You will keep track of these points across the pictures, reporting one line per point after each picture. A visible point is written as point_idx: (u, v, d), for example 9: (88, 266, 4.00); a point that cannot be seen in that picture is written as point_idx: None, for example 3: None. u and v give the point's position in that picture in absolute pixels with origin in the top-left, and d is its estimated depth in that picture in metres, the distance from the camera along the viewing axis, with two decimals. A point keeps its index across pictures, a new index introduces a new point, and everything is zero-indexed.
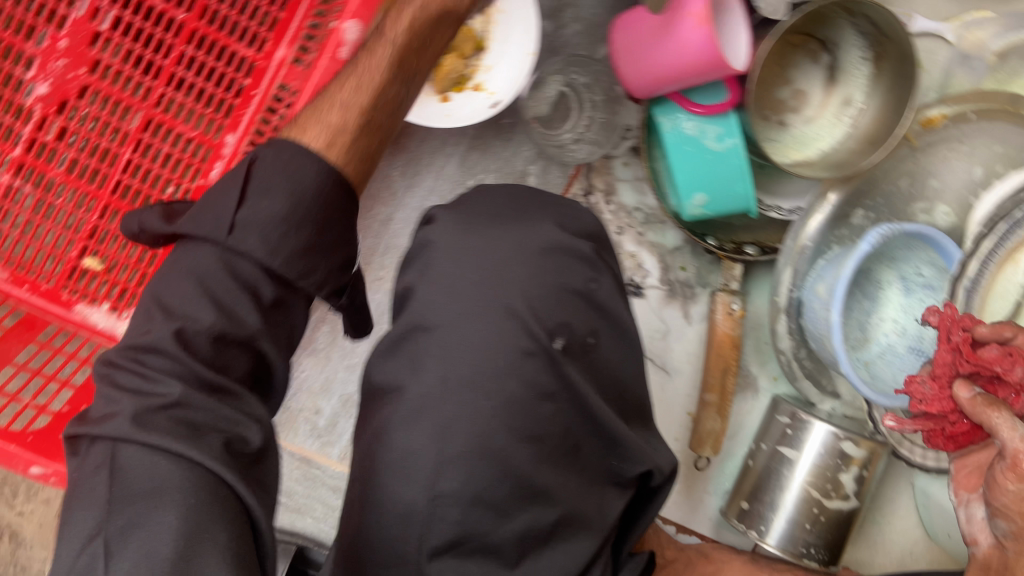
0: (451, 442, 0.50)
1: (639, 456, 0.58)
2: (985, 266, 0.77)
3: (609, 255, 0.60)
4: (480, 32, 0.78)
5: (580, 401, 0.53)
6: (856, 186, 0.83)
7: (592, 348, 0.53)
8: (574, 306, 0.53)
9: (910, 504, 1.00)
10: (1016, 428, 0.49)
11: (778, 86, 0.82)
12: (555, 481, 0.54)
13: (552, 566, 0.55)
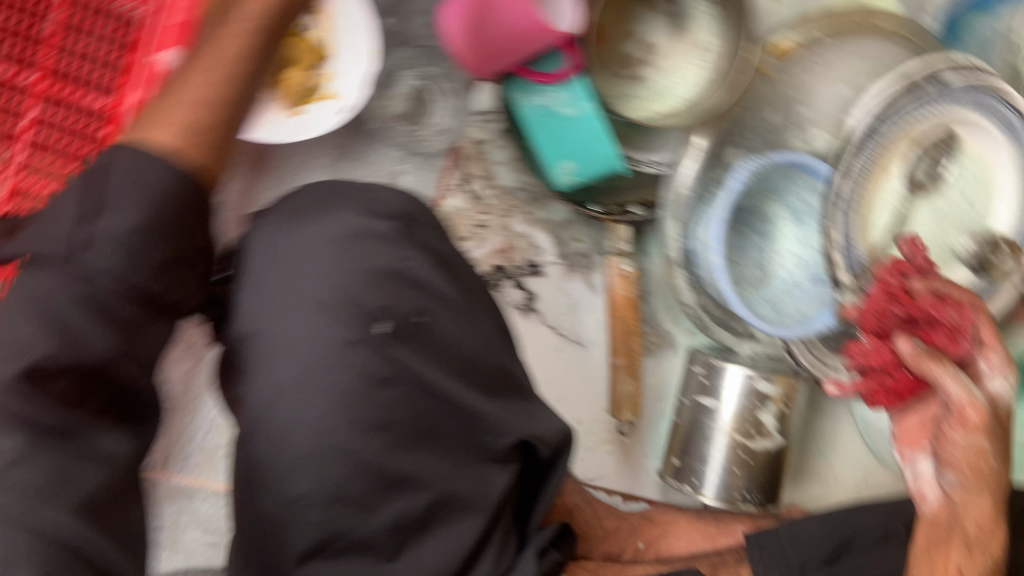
0: (294, 445, 0.50)
1: (506, 427, 0.57)
2: (856, 184, 0.75)
3: (427, 227, 0.59)
4: (322, 43, 0.79)
5: (420, 382, 0.53)
6: (724, 128, 0.83)
7: (422, 326, 0.54)
8: (394, 288, 0.54)
9: (854, 432, 0.99)
10: (958, 378, 0.53)
11: (625, 42, 0.82)
12: (417, 468, 0.53)
13: (436, 553, 0.54)
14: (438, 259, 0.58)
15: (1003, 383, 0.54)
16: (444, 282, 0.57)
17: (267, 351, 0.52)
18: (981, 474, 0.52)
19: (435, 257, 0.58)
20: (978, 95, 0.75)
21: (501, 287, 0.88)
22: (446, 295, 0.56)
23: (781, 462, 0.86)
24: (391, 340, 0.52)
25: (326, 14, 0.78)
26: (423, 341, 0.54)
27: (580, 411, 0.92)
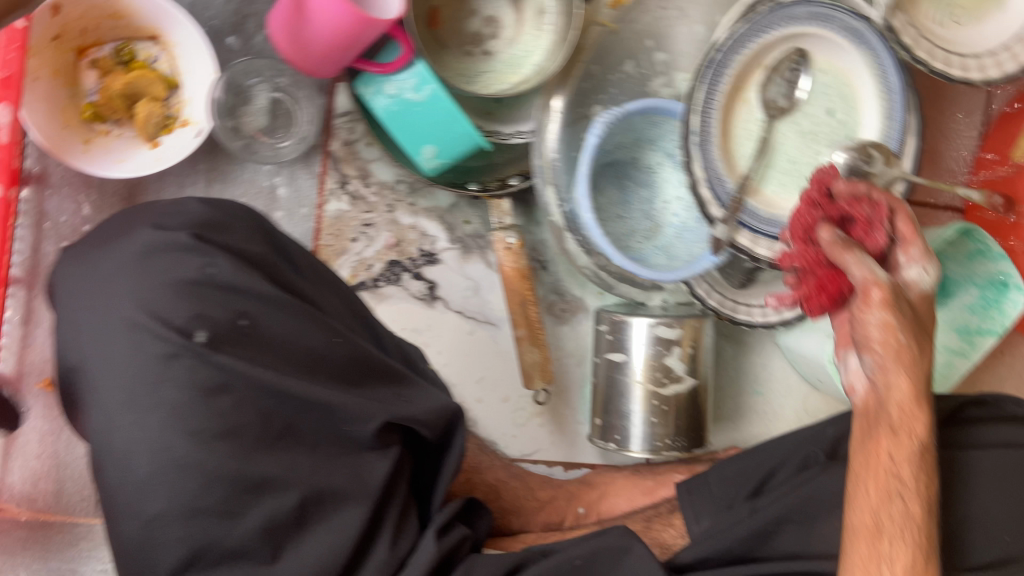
0: (136, 468, 0.51)
1: (364, 414, 0.58)
2: (709, 116, 0.77)
3: (235, 226, 0.59)
4: (168, 71, 0.80)
5: (255, 382, 0.53)
6: (583, 86, 0.83)
7: (246, 327, 0.55)
8: (208, 295, 0.54)
9: (784, 364, 0.98)
10: (865, 265, 0.58)
11: (466, 20, 0.82)
12: (276, 469, 0.54)
13: (317, 543, 0.55)
14: (251, 261, 0.58)
15: (921, 272, 0.62)
16: (265, 282, 0.57)
17: (97, 381, 0.52)
18: (909, 363, 0.60)
19: (248, 259, 0.57)
20: (814, 9, 0.77)
21: (400, 280, 0.89)
22: (269, 294, 0.56)
23: (699, 404, 0.86)
24: (210, 347, 0.52)
25: (166, 42, 0.79)
26: (250, 344, 0.55)
27: (504, 388, 0.93)
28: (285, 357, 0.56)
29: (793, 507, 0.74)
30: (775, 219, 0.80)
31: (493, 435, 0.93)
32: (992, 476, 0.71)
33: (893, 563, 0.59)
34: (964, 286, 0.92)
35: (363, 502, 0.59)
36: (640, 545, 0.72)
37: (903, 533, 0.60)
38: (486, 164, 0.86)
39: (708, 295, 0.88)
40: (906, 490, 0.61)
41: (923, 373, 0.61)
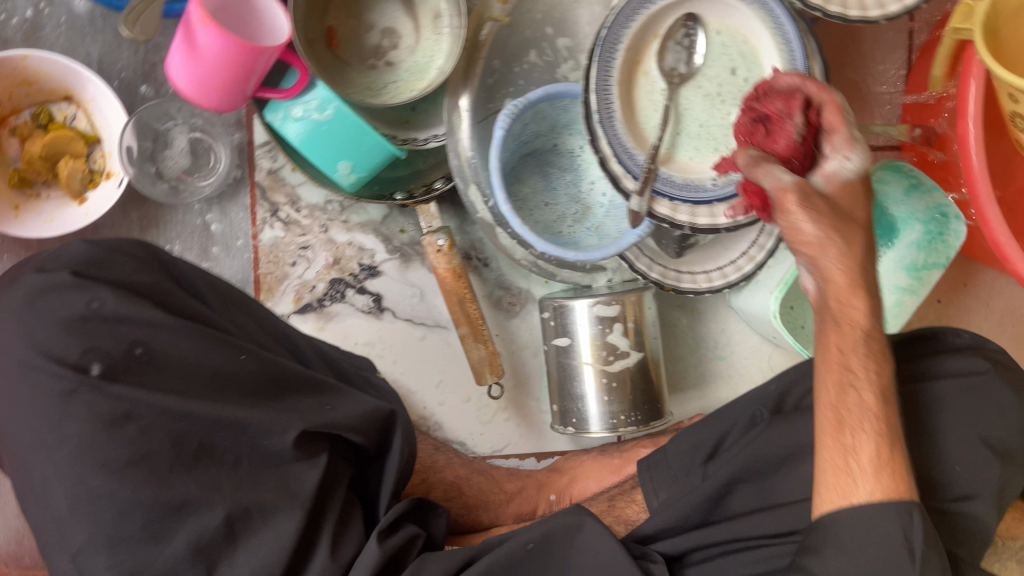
0: (57, 504, 0.54)
1: (279, 425, 0.60)
2: (608, 92, 0.77)
3: (118, 260, 0.60)
4: (87, 128, 0.83)
5: (159, 407, 0.56)
6: (488, 82, 0.84)
7: (143, 356, 0.57)
8: (100, 330, 0.56)
9: (742, 326, 0.98)
10: (775, 173, 0.57)
11: (365, 35, 0.84)
12: (194, 489, 0.56)
13: (253, 554, 0.58)
14: (144, 291, 0.59)
15: (842, 162, 0.62)
16: (155, 309, 0.58)
17: (12, 427, 0.56)
18: (838, 255, 0.58)
19: (137, 289, 0.59)
20: None
21: (345, 296, 0.91)
22: (160, 320, 0.58)
23: (649, 373, 0.87)
24: (105, 378, 0.55)
25: (81, 100, 0.82)
26: (148, 371, 0.57)
27: (465, 388, 0.94)
28: (189, 379, 0.58)
29: (748, 463, 0.73)
30: (691, 184, 0.80)
31: (460, 436, 0.94)
32: (949, 398, 0.68)
33: (859, 456, 0.58)
34: (908, 223, 0.90)
35: (296, 511, 0.61)
36: (594, 521, 0.73)
37: (865, 425, 0.59)
38: (412, 172, 0.89)
39: (650, 268, 0.88)
40: (858, 380, 0.60)
41: (855, 258, 0.59)
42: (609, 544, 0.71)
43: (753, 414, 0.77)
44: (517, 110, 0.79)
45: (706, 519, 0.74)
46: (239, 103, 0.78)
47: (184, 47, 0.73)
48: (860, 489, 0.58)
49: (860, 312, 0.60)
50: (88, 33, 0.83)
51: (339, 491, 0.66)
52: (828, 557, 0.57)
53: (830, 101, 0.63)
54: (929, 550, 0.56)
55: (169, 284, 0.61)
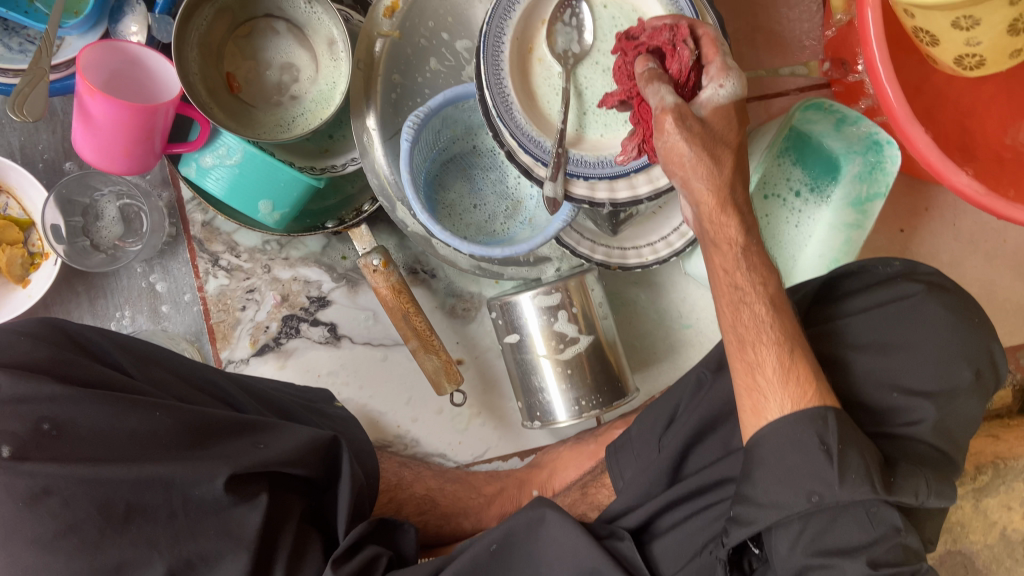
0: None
1: (205, 473, 0.64)
2: (502, 86, 0.77)
3: (14, 341, 0.63)
4: (20, 214, 0.85)
5: (75, 477, 0.59)
6: (392, 97, 0.85)
7: (51, 430, 0.60)
8: (4, 413, 0.59)
9: (704, 289, 0.97)
10: (659, 93, 0.63)
11: (265, 75, 0.86)
12: (130, 551, 0.60)
13: None
14: (43, 365, 0.62)
15: (716, 90, 0.63)
16: (55, 383, 0.61)
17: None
18: (708, 175, 0.64)
19: (36, 367, 0.62)
20: None
21: (300, 330, 0.92)
22: (60, 393, 0.61)
23: (602, 356, 0.85)
24: (15, 458, 0.58)
25: (4, 187, 0.85)
26: (58, 443, 0.60)
27: (435, 399, 0.95)
28: (102, 445, 0.61)
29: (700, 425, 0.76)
30: (605, 160, 0.79)
31: (439, 449, 0.94)
32: (881, 327, 0.74)
33: (763, 369, 0.66)
34: (848, 156, 0.89)
35: (241, 550, 0.65)
36: (555, 509, 0.75)
37: (762, 338, 0.67)
38: (341, 199, 0.90)
39: (592, 250, 0.88)
40: (747, 297, 0.68)
41: (724, 180, 0.65)
42: (569, 531, 0.74)
43: (697, 376, 0.79)
44: (420, 117, 0.78)
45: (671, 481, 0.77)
46: (151, 161, 0.79)
47: (83, 120, 0.75)
48: (772, 405, 0.65)
49: (734, 228, 0.67)
50: (7, 123, 0.86)
51: (295, 515, 0.71)
52: (758, 477, 0.63)
53: (705, 35, 0.65)
54: (848, 448, 0.62)
55: (67, 355, 0.64)
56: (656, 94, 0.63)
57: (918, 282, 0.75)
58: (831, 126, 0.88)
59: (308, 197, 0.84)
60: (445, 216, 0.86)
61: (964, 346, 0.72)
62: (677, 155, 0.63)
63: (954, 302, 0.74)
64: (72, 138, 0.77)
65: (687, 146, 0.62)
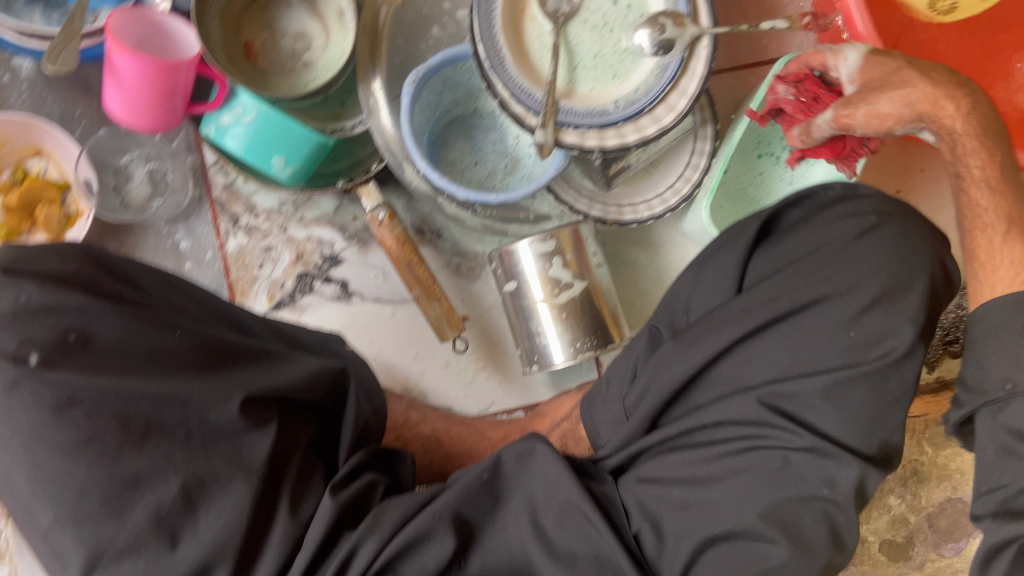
0: (21, 489, 0.58)
1: (220, 396, 0.64)
2: (493, 42, 0.82)
3: (46, 258, 0.67)
4: (58, 177, 0.93)
5: (99, 390, 0.60)
6: (396, 61, 0.90)
7: (78, 340, 0.62)
8: (35, 320, 0.61)
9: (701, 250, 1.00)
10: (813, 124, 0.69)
11: (279, 44, 0.93)
12: (146, 464, 0.59)
13: (209, 524, 0.60)
14: (71, 282, 0.66)
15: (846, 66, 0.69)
16: (83, 298, 0.64)
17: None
18: (911, 91, 0.64)
19: (65, 282, 0.66)
20: None
21: (313, 288, 0.98)
22: (85, 305, 0.64)
23: (593, 303, 0.89)
24: (43, 367, 0.59)
25: (48, 152, 0.93)
26: (82, 354, 0.62)
27: (441, 353, 0.99)
28: (121, 358, 0.63)
29: (670, 385, 0.67)
30: (594, 111, 0.84)
31: (447, 401, 0.98)
32: (824, 269, 0.66)
33: (983, 255, 0.67)
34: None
35: (253, 475, 0.63)
36: (546, 445, 0.72)
37: (989, 218, 0.67)
38: (352, 162, 0.95)
39: (591, 208, 0.92)
40: (969, 181, 0.68)
41: (926, 86, 0.64)
42: (554, 467, 0.69)
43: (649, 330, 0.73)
44: (419, 75, 0.82)
45: (651, 426, 0.71)
46: (173, 119, 0.86)
47: (111, 78, 0.82)
48: (987, 287, 0.67)
49: (951, 113, 0.65)
50: (48, 95, 0.94)
51: (299, 447, 0.70)
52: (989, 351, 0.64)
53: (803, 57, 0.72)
54: None
55: (89, 274, 0.68)
56: (819, 127, 0.69)
57: (870, 216, 0.69)
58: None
59: (320, 155, 0.89)
60: (447, 172, 0.93)
61: (918, 273, 0.66)
62: (881, 114, 0.65)
63: (910, 236, 0.68)
64: (103, 98, 0.85)
65: (880, 106, 0.65)
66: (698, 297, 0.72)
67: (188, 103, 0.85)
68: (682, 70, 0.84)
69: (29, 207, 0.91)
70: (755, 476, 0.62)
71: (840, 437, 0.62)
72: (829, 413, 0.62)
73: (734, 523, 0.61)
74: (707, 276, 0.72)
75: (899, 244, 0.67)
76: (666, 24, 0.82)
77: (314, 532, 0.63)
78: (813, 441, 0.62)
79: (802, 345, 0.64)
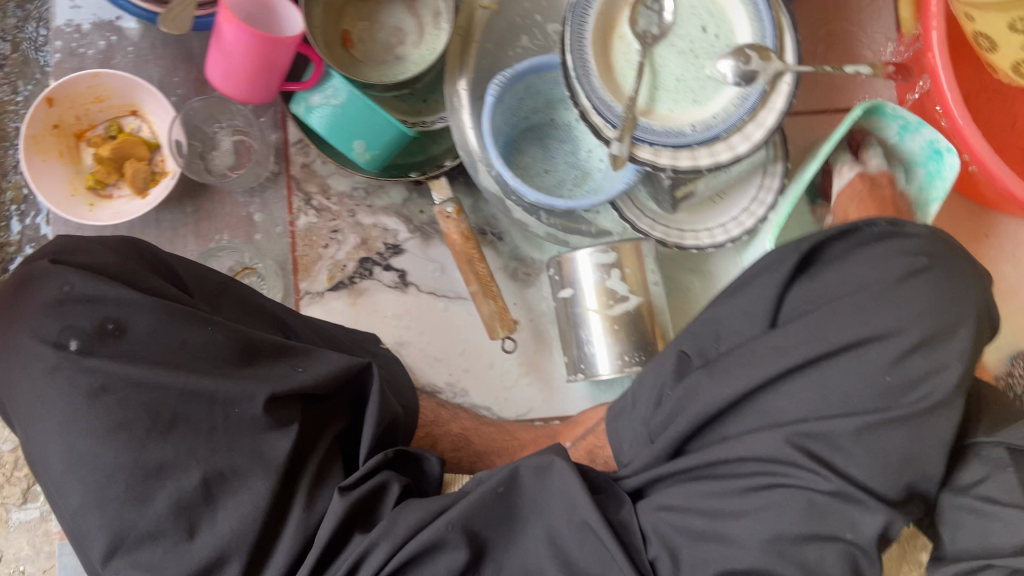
0: (56, 469, 0.61)
1: (246, 393, 0.65)
2: (581, 55, 0.84)
3: (98, 250, 0.70)
4: (150, 137, 0.98)
5: (126, 377, 0.62)
6: (483, 64, 0.92)
7: (113, 331, 0.65)
8: (77, 311, 0.64)
9: None
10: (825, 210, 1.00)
11: (375, 36, 0.96)
12: (169, 453, 0.61)
13: (224, 517, 0.62)
14: (112, 274, 0.68)
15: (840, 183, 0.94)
16: (127, 289, 0.66)
17: (21, 408, 0.64)
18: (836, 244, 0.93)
19: (106, 272, 0.68)
20: None
21: (373, 273, 1.00)
22: (128, 297, 0.65)
23: (645, 321, 0.90)
24: (81, 352, 0.63)
25: (143, 112, 0.98)
26: (117, 343, 0.64)
27: (487, 354, 1.01)
28: (154, 351, 0.65)
29: (693, 418, 0.64)
30: (670, 131, 0.85)
31: (486, 403, 1.00)
32: (866, 309, 0.62)
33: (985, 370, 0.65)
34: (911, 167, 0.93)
35: (270, 473, 0.64)
36: (565, 459, 0.68)
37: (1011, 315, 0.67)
38: (426, 157, 0.98)
39: (653, 229, 0.93)
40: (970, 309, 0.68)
41: None
42: (572, 486, 0.66)
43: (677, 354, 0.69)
44: (505, 77, 0.86)
45: (675, 451, 0.67)
46: (269, 92, 0.90)
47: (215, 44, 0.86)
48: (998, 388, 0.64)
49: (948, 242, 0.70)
50: (151, 59, 0.99)
51: (325, 433, 0.72)
52: None
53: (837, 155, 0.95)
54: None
55: (133, 265, 0.69)
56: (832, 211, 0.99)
57: (919, 255, 0.65)
58: (896, 132, 0.91)
59: (399, 145, 0.92)
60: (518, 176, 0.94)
61: (963, 319, 0.62)
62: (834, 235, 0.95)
63: (960, 275, 0.65)
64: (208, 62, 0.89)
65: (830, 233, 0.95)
66: (727, 327, 0.68)
67: (283, 80, 0.89)
68: (762, 103, 0.84)
69: (119, 161, 0.96)
70: (777, 515, 0.58)
71: (869, 484, 0.58)
72: (863, 460, 0.58)
73: (749, 561, 0.57)
74: (739, 304, 0.68)
75: (948, 285, 0.63)
76: (752, 57, 0.83)
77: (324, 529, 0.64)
78: (839, 486, 0.57)
79: (835, 386, 0.60)
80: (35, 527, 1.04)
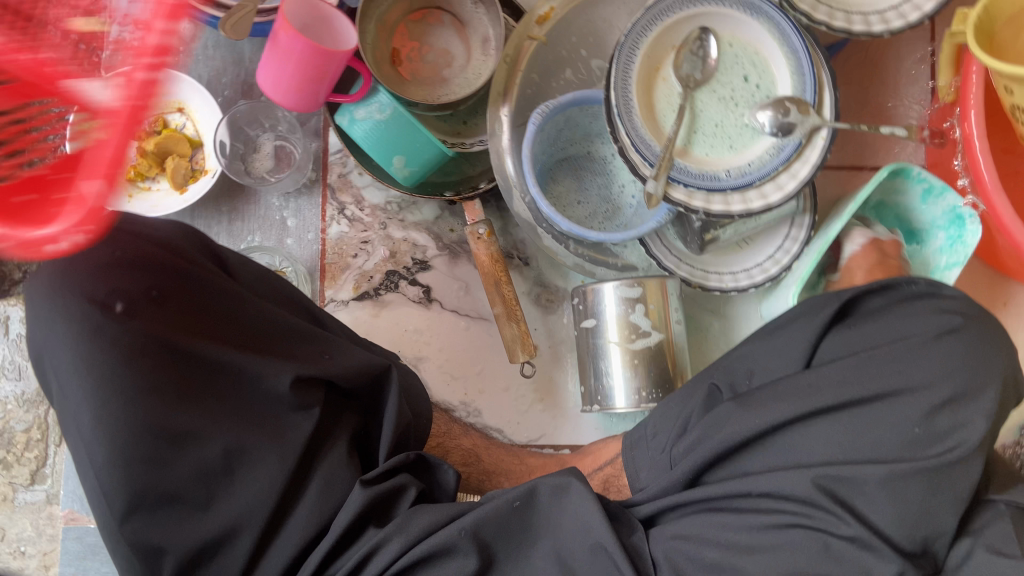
0: (84, 427, 0.62)
1: (272, 369, 0.70)
2: (625, 92, 0.87)
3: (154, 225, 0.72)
4: (193, 135, 0.99)
5: (164, 343, 0.65)
6: (527, 93, 0.95)
7: (156, 299, 0.67)
8: (124, 274, 0.66)
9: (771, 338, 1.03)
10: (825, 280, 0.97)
11: (423, 57, 0.98)
12: (196, 420, 0.65)
13: (244, 488, 0.67)
14: (164, 248, 0.70)
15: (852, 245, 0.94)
16: (171, 262, 0.69)
17: (52, 365, 0.64)
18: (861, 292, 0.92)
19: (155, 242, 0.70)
20: None
21: (398, 287, 1.02)
22: (173, 270, 0.69)
23: (666, 357, 0.91)
24: (125, 315, 0.64)
25: (189, 110, 1.00)
26: (159, 310, 0.66)
27: (504, 377, 1.02)
28: (195, 324, 0.68)
29: (713, 452, 0.65)
30: (705, 175, 0.87)
31: (498, 424, 1.01)
32: (891, 360, 0.63)
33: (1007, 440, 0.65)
34: (932, 230, 0.95)
35: (289, 454, 0.70)
36: (584, 483, 0.68)
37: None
38: (461, 178, 1.00)
39: (678, 267, 0.95)
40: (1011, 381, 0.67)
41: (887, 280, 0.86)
42: (590, 510, 0.66)
43: (710, 389, 0.71)
44: (549, 108, 0.87)
45: (692, 482, 0.68)
46: (315, 101, 0.92)
47: (270, 50, 0.88)
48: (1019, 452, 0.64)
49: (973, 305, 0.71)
50: (202, 60, 1.02)
51: (341, 426, 0.77)
52: None
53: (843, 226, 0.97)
54: None
55: (177, 242, 0.72)
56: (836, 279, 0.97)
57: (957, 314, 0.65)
58: (919, 197, 0.94)
59: (437, 165, 0.94)
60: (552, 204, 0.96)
61: (992, 379, 0.62)
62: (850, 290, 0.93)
63: (997, 339, 0.65)
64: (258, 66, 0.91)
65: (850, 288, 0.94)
66: (763, 365, 0.70)
67: (330, 91, 0.91)
68: (797, 154, 0.86)
69: (161, 156, 0.98)
70: (792, 555, 0.59)
71: (886, 531, 0.59)
72: (885, 508, 0.58)
73: None
74: (775, 345, 0.70)
75: (981, 346, 0.63)
76: (791, 109, 0.85)
77: (341, 518, 0.68)
78: (857, 532, 0.58)
79: (866, 433, 0.61)
80: (39, 510, 1.04)
